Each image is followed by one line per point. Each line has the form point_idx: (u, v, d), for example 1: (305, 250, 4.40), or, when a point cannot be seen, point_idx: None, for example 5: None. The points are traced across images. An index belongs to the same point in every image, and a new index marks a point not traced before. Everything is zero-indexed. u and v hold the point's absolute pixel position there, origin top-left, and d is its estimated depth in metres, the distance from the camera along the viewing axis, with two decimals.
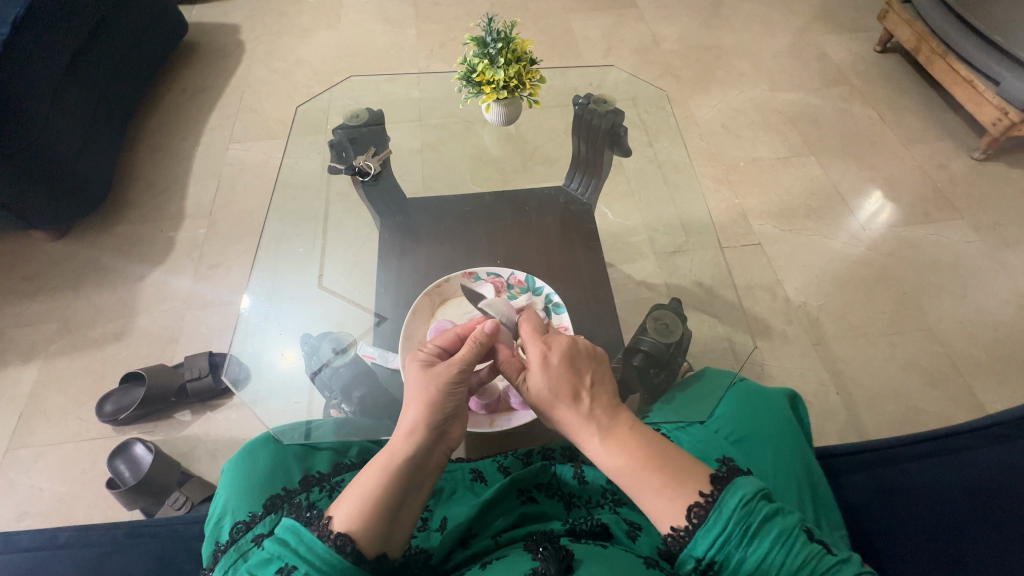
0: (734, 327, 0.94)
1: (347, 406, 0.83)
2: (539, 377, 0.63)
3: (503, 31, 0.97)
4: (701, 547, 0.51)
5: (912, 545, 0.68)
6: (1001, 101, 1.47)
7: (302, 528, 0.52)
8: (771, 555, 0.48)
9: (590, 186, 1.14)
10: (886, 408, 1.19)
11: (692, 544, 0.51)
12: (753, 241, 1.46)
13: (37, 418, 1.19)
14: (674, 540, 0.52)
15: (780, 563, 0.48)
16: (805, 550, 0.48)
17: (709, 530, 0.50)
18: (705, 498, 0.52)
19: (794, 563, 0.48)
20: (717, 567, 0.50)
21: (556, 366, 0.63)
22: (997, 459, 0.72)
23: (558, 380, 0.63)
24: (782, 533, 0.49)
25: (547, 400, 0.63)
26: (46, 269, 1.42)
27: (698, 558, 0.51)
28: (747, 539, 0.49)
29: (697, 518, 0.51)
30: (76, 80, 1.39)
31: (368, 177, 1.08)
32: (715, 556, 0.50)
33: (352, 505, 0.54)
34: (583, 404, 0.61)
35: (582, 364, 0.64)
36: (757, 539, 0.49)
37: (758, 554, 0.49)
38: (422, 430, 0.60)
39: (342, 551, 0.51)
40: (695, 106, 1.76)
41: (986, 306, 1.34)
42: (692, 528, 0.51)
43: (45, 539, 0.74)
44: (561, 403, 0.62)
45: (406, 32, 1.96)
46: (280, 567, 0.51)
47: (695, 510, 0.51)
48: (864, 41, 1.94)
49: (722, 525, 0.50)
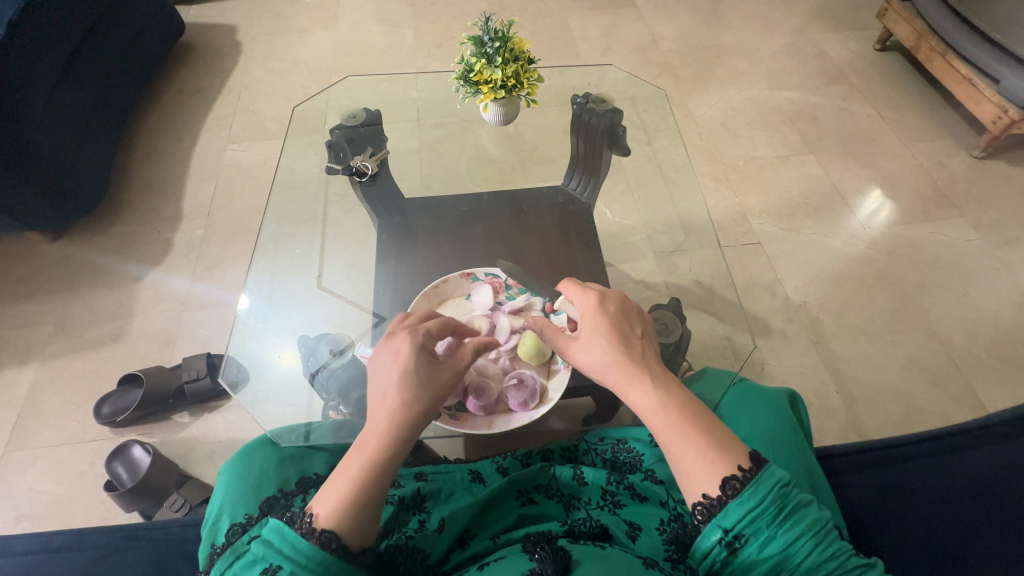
0: (734, 326, 0.93)
1: (345, 409, 0.82)
2: (591, 322, 0.63)
3: (500, 30, 0.96)
4: (731, 519, 0.49)
5: (915, 546, 0.67)
6: (1001, 99, 1.47)
7: (285, 527, 0.52)
8: (801, 540, 0.48)
9: (589, 185, 1.14)
10: (886, 408, 1.19)
11: (722, 515, 0.49)
12: (752, 240, 1.46)
13: (35, 420, 1.19)
14: (704, 510, 0.50)
15: (807, 551, 0.48)
16: (833, 546, 0.48)
17: (743, 503, 0.49)
18: (743, 472, 0.50)
19: (822, 555, 0.47)
20: (742, 542, 0.49)
21: (612, 313, 0.64)
22: (998, 458, 0.71)
23: (611, 323, 0.63)
24: (814, 523, 0.48)
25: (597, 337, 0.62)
26: (43, 270, 1.41)
27: (725, 529, 0.49)
28: (779, 520, 0.48)
29: (732, 490, 0.49)
30: (72, 81, 1.39)
31: (365, 176, 1.08)
32: (744, 530, 0.49)
33: (334, 500, 0.53)
34: (634, 348, 0.61)
35: (635, 318, 0.65)
36: (788, 524, 0.48)
37: (787, 535, 0.48)
38: (401, 422, 0.58)
39: (328, 547, 0.51)
40: (693, 105, 1.76)
41: (987, 305, 1.34)
42: (725, 498, 0.49)
43: (41, 542, 0.73)
44: (610, 342, 0.61)
45: (404, 32, 1.96)
46: (264, 568, 0.51)
47: (732, 483, 0.49)
48: (863, 40, 1.94)
49: (757, 501, 0.49)
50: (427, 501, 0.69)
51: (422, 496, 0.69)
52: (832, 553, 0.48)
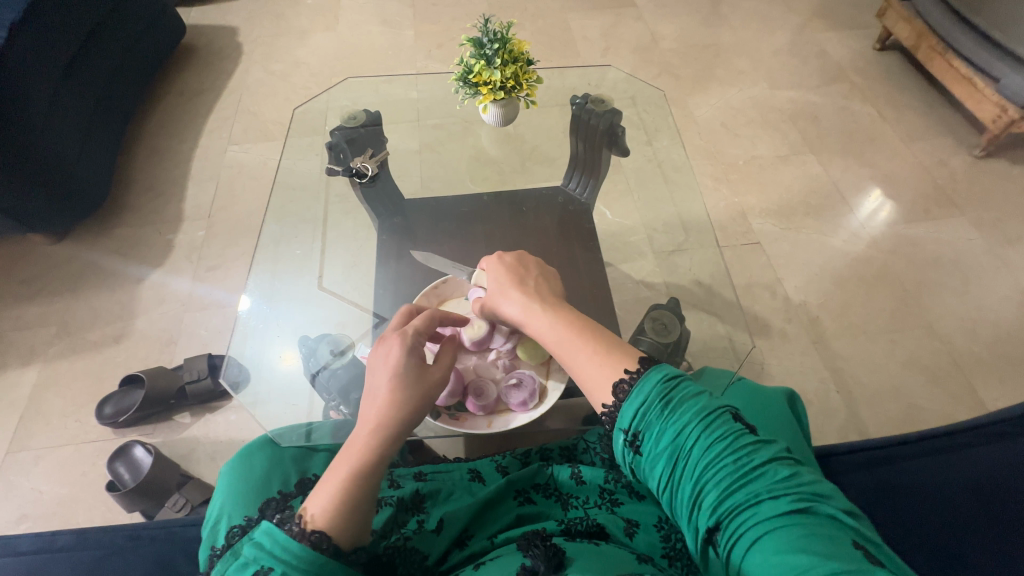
0: (734, 326, 0.93)
1: (346, 409, 0.82)
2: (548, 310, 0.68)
3: (500, 31, 0.97)
4: (627, 418, 0.52)
5: (913, 545, 0.67)
6: (1000, 98, 1.47)
7: (276, 530, 0.52)
8: (689, 424, 0.49)
9: (589, 186, 1.14)
10: (887, 407, 1.19)
11: (620, 417, 0.53)
12: (752, 239, 1.46)
13: (37, 421, 1.19)
14: (608, 416, 0.55)
15: (696, 435, 0.48)
16: (726, 428, 0.48)
17: (633, 399, 0.53)
18: (629, 374, 0.55)
19: (712, 437, 0.48)
20: (642, 440, 0.51)
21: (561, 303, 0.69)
22: (997, 457, 0.71)
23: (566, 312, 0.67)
24: (701, 410, 0.49)
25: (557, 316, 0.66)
26: (45, 271, 1.42)
27: (625, 429, 0.52)
28: (667, 409, 0.50)
29: (624, 393, 0.54)
30: (74, 83, 1.40)
31: (365, 178, 1.08)
32: (639, 426, 0.51)
33: (325, 501, 0.54)
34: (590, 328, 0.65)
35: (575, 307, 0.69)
36: (677, 411, 0.50)
37: (676, 424, 0.49)
38: (394, 426, 0.59)
39: (318, 548, 0.51)
40: (693, 105, 1.76)
41: (987, 304, 1.34)
42: (619, 401, 0.54)
43: (43, 542, 0.74)
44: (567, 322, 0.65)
45: (404, 33, 1.96)
46: (255, 571, 0.51)
47: (622, 385, 0.54)
48: (863, 39, 1.94)
49: (643, 394, 0.52)
50: (426, 502, 0.69)
51: (421, 497, 0.69)
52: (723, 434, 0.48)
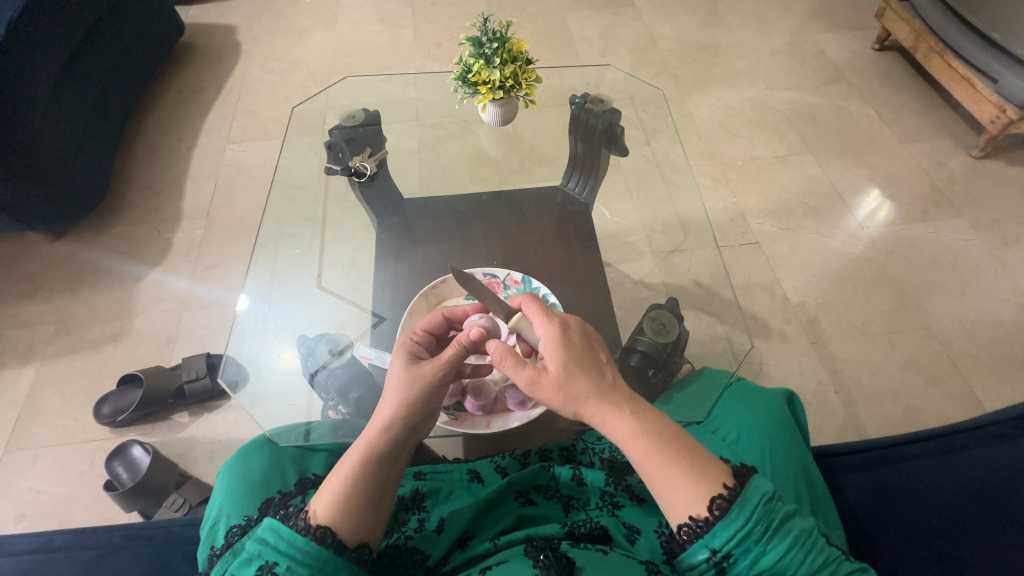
0: (733, 326, 0.93)
1: (344, 408, 0.83)
2: (557, 353, 0.61)
3: (499, 31, 0.96)
4: (719, 539, 0.51)
5: (911, 546, 0.68)
6: (999, 99, 1.47)
7: (280, 525, 0.53)
8: (791, 554, 0.49)
9: (588, 185, 1.14)
10: (885, 407, 1.19)
11: (710, 536, 0.51)
12: (751, 239, 1.46)
13: (35, 420, 1.19)
14: (691, 531, 0.52)
15: (799, 563, 0.49)
16: (824, 552, 0.50)
17: (731, 522, 0.51)
18: (729, 490, 0.52)
19: (814, 563, 0.49)
20: (731, 561, 0.51)
21: (576, 342, 0.62)
22: (995, 459, 0.72)
23: (580, 354, 0.61)
24: (801, 534, 0.50)
25: (572, 372, 0.59)
26: (43, 270, 1.42)
27: (713, 549, 0.51)
28: (768, 535, 0.50)
29: (719, 510, 0.51)
30: (73, 82, 1.39)
31: (364, 177, 1.08)
32: (732, 549, 0.51)
33: (328, 498, 0.55)
34: (606, 378, 0.60)
35: (597, 343, 0.64)
36: (777, 537, 0.50)
37: (776, 550, 0.50)
38: (399, 427, 0.60)
39: (322, 543, 0.52)
40: (692, 104, 1.76)
41: (985, 304, 1.34)
42: (713, 519, 0.51)
43: (41, 542, 0.73)
44: (585, 375, 0.59)
45: (403, 32, 1.96)
46: (259, 567, 0.51)
47: (719, 502, 0.51)
48: (862, 40, 1.94)
49: (745, 518, 0.50)
50: (426, 501, 0.69)
51: (421, 496, 0.69)
52: (822, 560, 0.49)
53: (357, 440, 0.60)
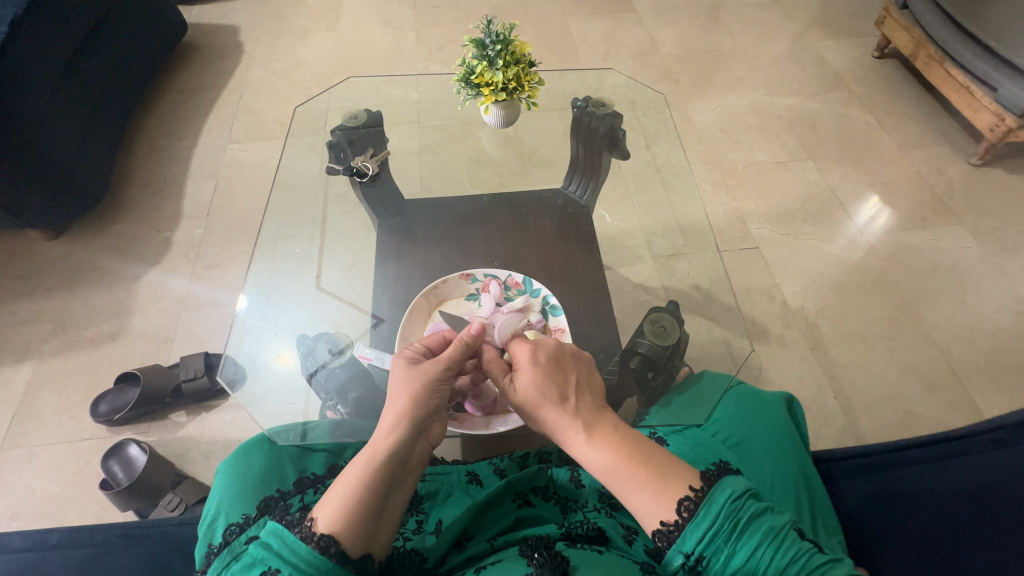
0: (733, 331, 0.93)
1: (343, 408, 0.82)
2: (525, 379, 0.64)
3: (502, 32, 0.97)
4: (690, 542, 0.51)
5: (913, 553, 0.67)
6: (998, 107, 1.47)
7: (285, 530, 0.52)
8: (759, 550, 0.49)
9: (588, 188, 1.15)
10: (883, 414, 1.19)
11: (681, 539, 0.51)
12: (751, 244, 1.46)
13: (31, 418, 1.18)
14: (664, 536, 0.52)
15: (769, 559, 0.48)
16: (795, 548, 0.49)
17: (699, 525, 0.51)
18: (695, 492, 0.52)
19: (782, 560, 0.48)
20: (705, 564, 0.51)
21: (542, 366, 0.65)
22: (996, 466, 0.72)
23: (546, 379, 0.64)
24: (770, 530, 0.49)
25: (535, 399, 0.63)
26: (42, 267, 1.41)
27: (686, 553, 0.51)
28: (736, 534, 0.50)
29: (688, 512, 0.52)
30: (74, 79, 1.39)
31: (366, 177, 1.08)
32: (703, 551, 0.50)
33: (333, 505, 0.54)
34: (569, 403, 0.62)
35: (567, 365, 0.66)
36: (746, 534, 0.50)
37: (746, 547, 0.49)
38: (404, 428, 0.61)
39: (326, 552, 0.50)
40: (693, 109, 1.77)
41: (984, 312, 1.34)
42: (682, 522, 0.51)
43: (36, 540, 0.73)
44: (548, 401, 0.62)
45: (406, 34, 1.97)
46: (262, 572, 0.51)
47: (686, 504, 0.52)
48: (862, 47, 1.95)
49: (712, 520, 0.50)
50: (424, 503, 0.70)
51: (419, 498, 0.70)
52: (794, 555, 0.48)
53: (364, 444, 0.60)
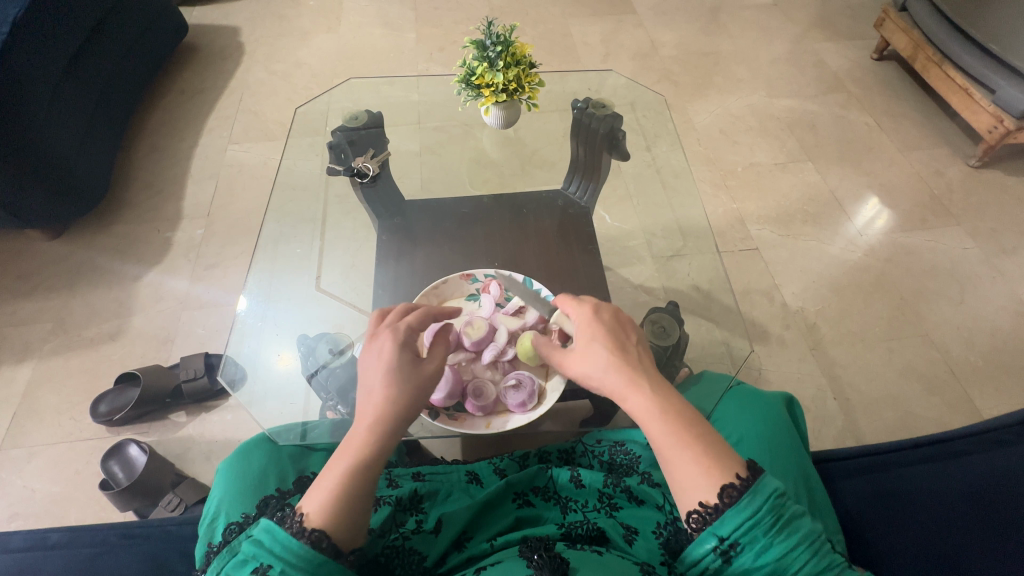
0: (732, 331, 0.93)
1: (343, 408, 0.80)
2: (587, 329, 0.64)
3: (503, 34, 0.97)
4: (727, 527, 0.51)
5: (910, 550, 0.67)
6: (996, 109, 1.48)
7: (276, 527, 0.52)
8: (796, 550, 0.49)
9: (589, 189, 1.15)
10: (883, 414, 1.19)
11: (718, 524, 0.51)
12: (751, 246, 1.47)
13: (31, 418, 1.18)
14: (699, 518, 0.52)
15: (802, 560, 0.49)
16: (827, 557, 0.50)
17: (740, 512, 0.50)
18: (742, 481, 0.51)
19: (818, 564, 0.49)
20: (736, 551, 0.51)
21: (608, 321, 0.65)
22: (994, 465, 0.72)
23: (608, 331, 0.64)
24: (808, 534, 0.50)
25: (595, 348, 0.62)
26: (42, 268, 1.41)
27: (721, 537, 0.51)
28: (774, 529, 0.50)
29: (728, 498, 0.51)
30: (75, 80, 1.39)
31: (366, 178, 1.09)
32: (738, 539, 0.51)
33: (323, 497, 0.53)
34: (631, 354, 0.62)
35: (627, 326, 0.66)
36: (783, 532, 0.50)
37: (782, 545, 0.50)
38: (391, 421, 0.58)
39: (319, 547, 0.51)
40: (693, 111, 1.77)
41: (983, 313, 1.34)
42: (722, 507, 0.51)
43: (36, 539, 0.73)
44: (609, 349, 0.62)
45: (406, 35, 1.97)
46: (254, 568, 0.52)
47: (729, 491, 0.51)
48: (862, 49, 1.96)
49: (754, 510, 0.50)
50: (424, 502, 0.69)
51: (419, 497, 0.69)
52: (826, 564, 0.50)
53: (350, 435, 0.58)
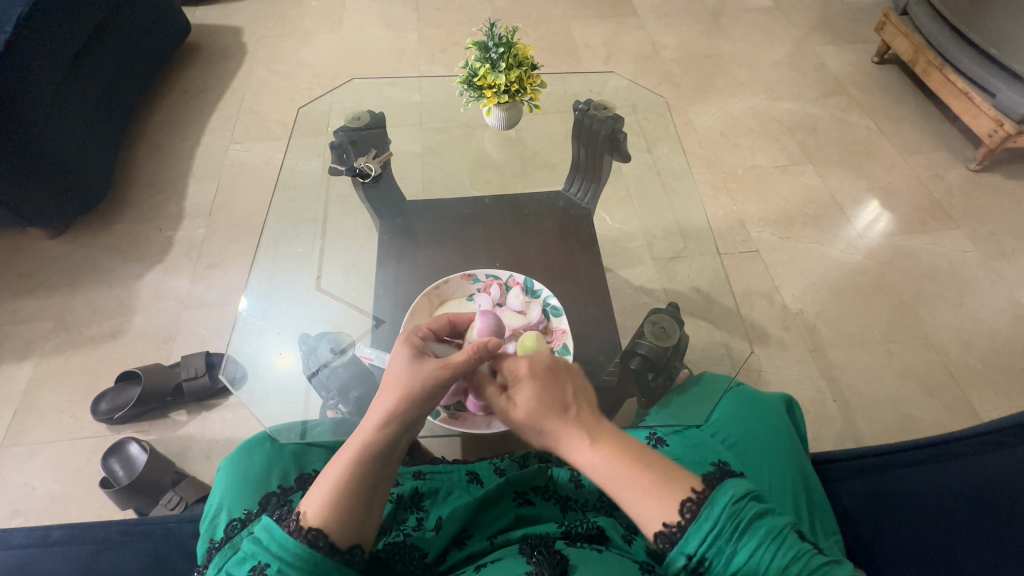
0: (732, 333, 0.94)
1: (344, 407, 0.82)
2: (528, 389, 0.62)
3: (505, 36, 0.97)
4: (692, 543, 0.51)
5: (911, 552, 0.68)
6: (996, 113, 1.49)
7: (274, 526, 0.53)
8: (759, 552, 0.49)
9: (590, 191, 1.16)
10: (882, 416, 1.20)
11: (683, 541, 0.51)
12: (750, 248, 1.47)
13: (31, 416, 1.18)
14: (665, 538, 0.52)
15: (769, 561, 0.49)
16: (794, 547, 0.49)
17: (701, 526, 0.51)
18: (697, 494, 0.52)
19: (783, 560, 0.48)
20: (707, 564, 0.51)
21: (544, 376, 0.63)
22: (992, 468, 0.72)
23: (548, 389, 0.62)
24: (770, 532, 0.50)
25: (536, 408, 0.60)
26: (44, 266, 1.42)
27: (688, 554, 0.51)
28: (737, 535, 0.50)
29: (689, 513, 0.52)
30: (77, 79, 1.40)
31: (368, 178, 1.09)
32: (705, 553, 0.51)
33: (320, 497, 0.54)
34: (570, 413, 0.60)
35: (563, 376, 0.64)
36: (745, 536, 0.50)
37: (746, 549, 0.49)
38: (393, 422, 0.58)
39: (315, 545, 0.51)
40: (694, 113, 1.78)
41: (983, 316, 1.35)
42: (684, 523, 0.51)
43: (37, 536, 0.73)
44: (549, 411, 0.60)
45: (408, 37, 1.98)
46: (252, 567, 0.52)
47: (688, 505, 0.52)
48: (862, 52, 1.96)
49: (712, 522, 0.51)
50: (425, 500, 0.69)
51: (420, 495, 0.69)
52: (794, 556, 0.48)
53: (352, 435, 0.58)
